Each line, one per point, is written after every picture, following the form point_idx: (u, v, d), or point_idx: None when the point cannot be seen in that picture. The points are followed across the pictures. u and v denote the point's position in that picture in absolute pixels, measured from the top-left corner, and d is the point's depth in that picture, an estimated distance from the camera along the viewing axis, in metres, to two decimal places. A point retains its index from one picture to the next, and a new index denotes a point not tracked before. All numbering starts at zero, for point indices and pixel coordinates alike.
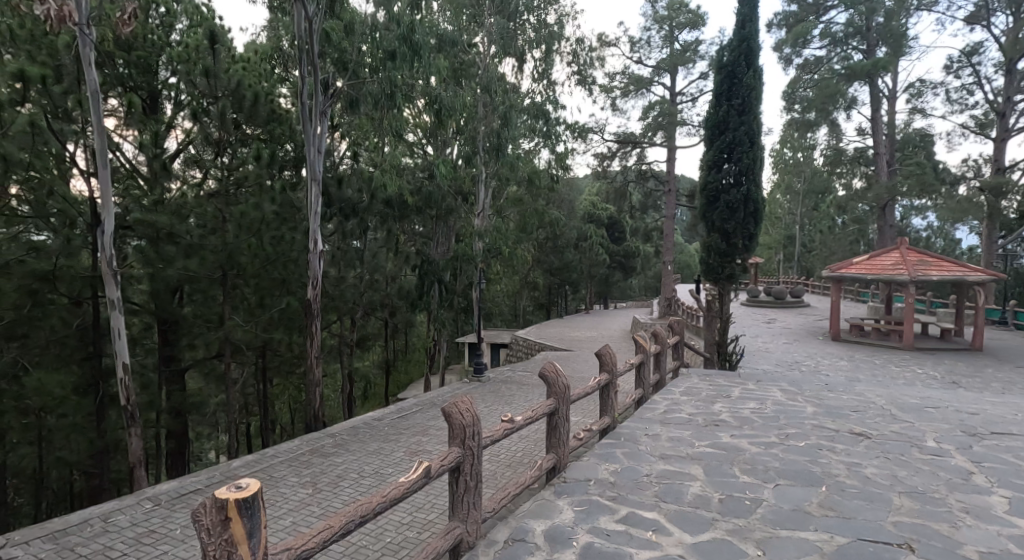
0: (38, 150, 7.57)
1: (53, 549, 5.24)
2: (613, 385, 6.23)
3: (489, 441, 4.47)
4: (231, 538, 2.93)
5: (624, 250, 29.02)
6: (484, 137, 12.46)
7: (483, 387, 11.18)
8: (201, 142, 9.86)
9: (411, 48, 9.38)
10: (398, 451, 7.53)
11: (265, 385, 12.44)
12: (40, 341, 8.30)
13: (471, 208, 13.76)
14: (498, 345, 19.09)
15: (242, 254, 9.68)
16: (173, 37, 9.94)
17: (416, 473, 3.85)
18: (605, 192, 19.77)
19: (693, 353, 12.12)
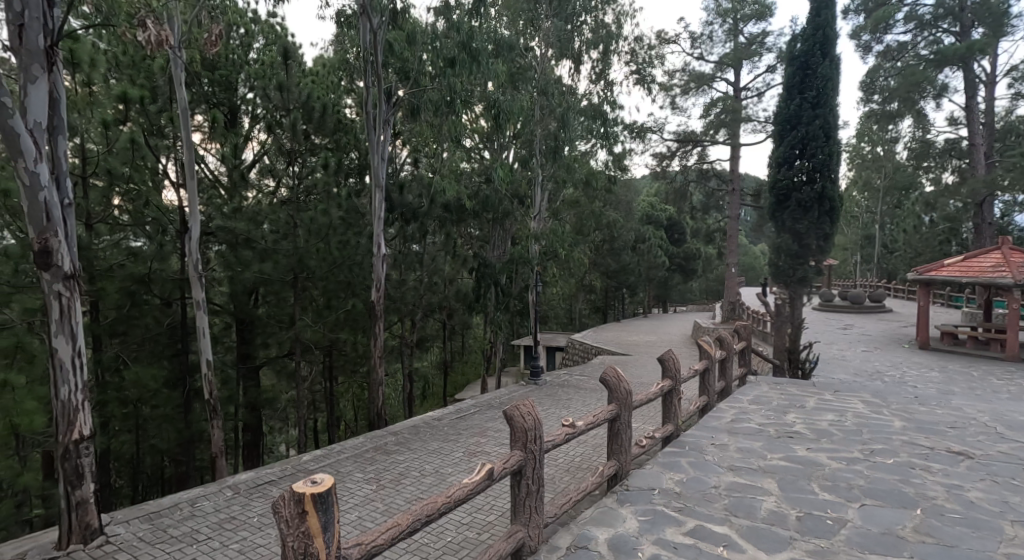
0: (137, 164, 8.15)
1: (148, 528, 5.61)
2: (677, 392, 6.07)
3: (550, 445, 4.47)
4: (308, 531, 3.04)
5: (684, 252, 28.36)
6: (541, 139, 12.35)
7: (541, 390, 11.16)
8: (275, 152, 10.36)
9: (470, 53, 9.44)
10: (457, 452, 7.61)
11: (331, 384, 12.85)
12: (137, 337, 8.95)
13: (527, 210, 13.75)
14: (554, 348, 19.09)
15: (310, 258, 10.07)
16: (250, 55, 10.51)
17: (479, 475, 3.91)
18: (666, 192, 19.37)
19: (762, 360, 11.66)
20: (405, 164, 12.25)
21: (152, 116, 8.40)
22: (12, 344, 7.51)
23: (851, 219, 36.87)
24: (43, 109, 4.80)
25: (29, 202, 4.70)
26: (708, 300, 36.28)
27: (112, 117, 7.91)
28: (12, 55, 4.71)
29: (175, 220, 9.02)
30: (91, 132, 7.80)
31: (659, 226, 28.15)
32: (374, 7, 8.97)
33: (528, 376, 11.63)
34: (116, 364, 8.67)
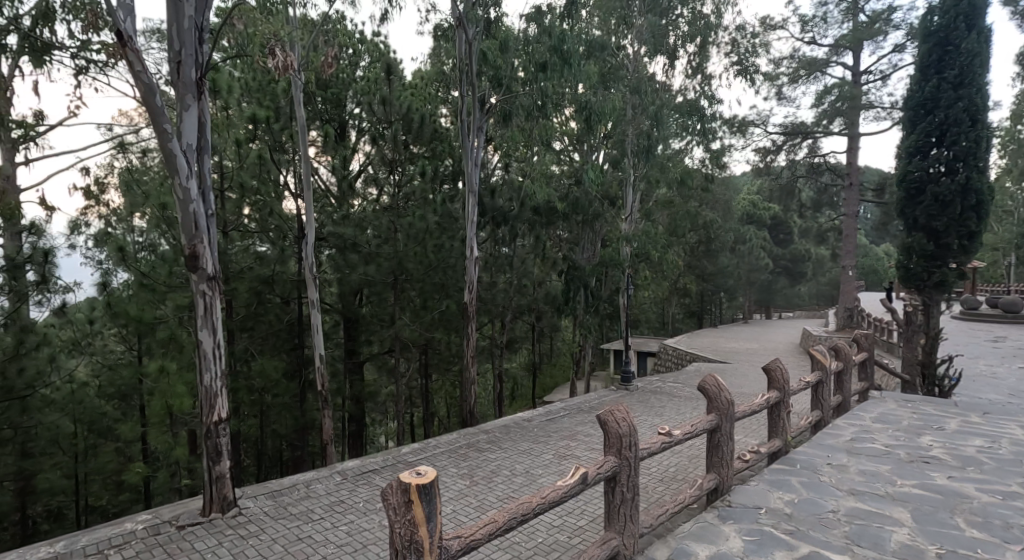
0: (264, 177, 8.98)
1: (272, 505, 6.19)
2: (785, 405, 5.85)
3: (646, 453, 4.48)
4: (413, 520, 3.25)
5: (790, 254, 26.80)
6: (634, 138, 12.33)
7: (631, 396, 11.05)
8: (378, 162, 11.01)
9: (561, 57, 9.39)
10: (547, 453, 7.73)
11: (427, 382, 13.39)
12: (262, 332, 9.92)
13: (619, 211, 13.67)
14: (645, 353, 18.82)
15: (410, 261, 10.54)
16: (358, 72, 11.25)
17: (573, 478, 4.00)
18: (770, 188, 18.42)
19: (890, 376, 10.75)
20: (496, 169, 12.59)
21: (277, 133, 9.25)
22: (166, 335, 8.79)
23: (1001, 215, 32.92)
24: (194, 132, 5.45)
25: (183, 214, 5.36)
26: (818, 304, 33.91)
27: (242, 135, 8.83)
28: (171, 87, 5.40)
29: (294, 227, 9.83)
30: (227, 150, 8.80)
31: (763, 226, 26.81)
32: (468, 18, 9.22)
33: (619, 381, 11.55)
34: (245, 356, 9.66)
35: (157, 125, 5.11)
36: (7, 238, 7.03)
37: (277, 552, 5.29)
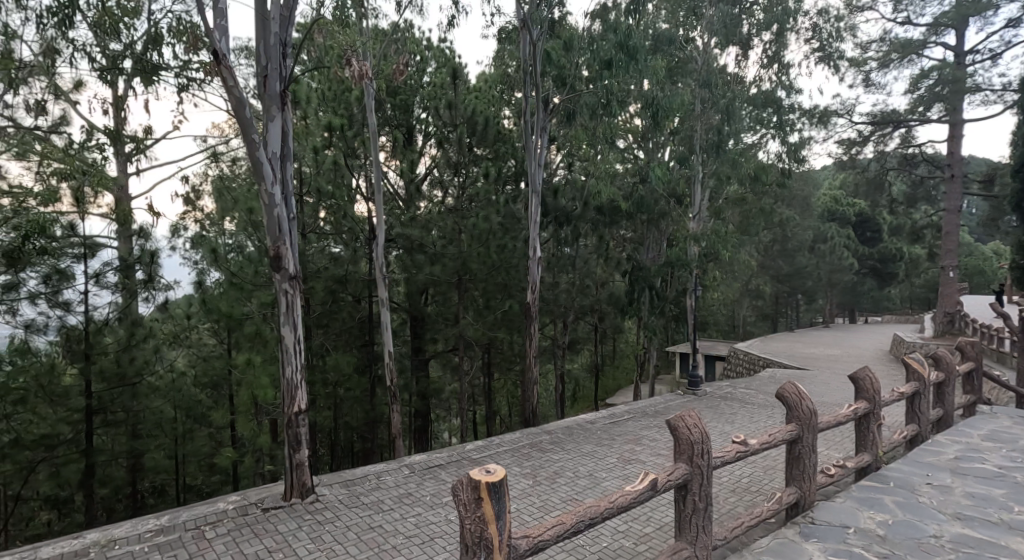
0: (338, 182, 9.61)
1: (345, 493, 6.54)
2: (876, 416, 5.66)
3: (719, 462, 4.45)
4: (483, 517, 3.39)
5: (879, 253, 24.97)
6: (702, 134, 12.12)
7: (699, 402, 10.78)
8: (443, 166, 11.28)
9: (627, 52, 9.28)
10: (611, 456, 7.67)
11: (489, 380, 13.60)
12: (336, 328, 10.51)
13: (685, 209, 13.32)
14: (714, 357, 18.35)
15: (473, 261, 10.73)
16: (425, 78, 11.59)
17: (643, 484, 4.05)
18: (856, 181, 17.36)
19: (1002, 391, 9.95)
20: (559, 168, 12.62)
21: (349, 139, 9.80)
22: (253, 330, 9.27)
23: None
24: (278, 141, 5.83)
25: (268, 218, 5.75)
26: (910, 308, 31.71)
27: (319, 142, 9.35)
28: (259, 100, 5.82)
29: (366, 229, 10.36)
30: (306, 157, 9.38)
31: (845, 224, 25.36)
32: (532, 19, 9.36)
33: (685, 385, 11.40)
34: (321, 351, 10.24)
35: (246, 135, 5.51)
36: (122, 241, 8.21)
37: (351, 539, 5.58)
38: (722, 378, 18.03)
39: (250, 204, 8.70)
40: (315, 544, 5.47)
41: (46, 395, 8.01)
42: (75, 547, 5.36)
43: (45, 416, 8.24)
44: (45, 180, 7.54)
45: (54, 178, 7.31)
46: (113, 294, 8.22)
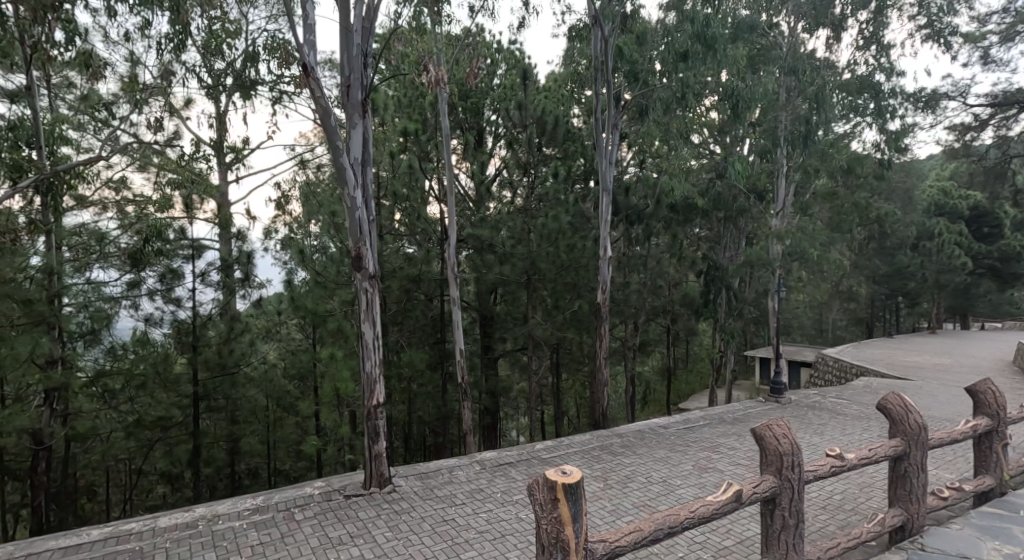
0: (413, 184, 10.20)
1: (420, 485, 6.84)
2: (1000, 433, 5.31)
3: (812, 477, 4.32)
4: (559, 518, 3.46)
5: (998, 250, 20.31)
6: (787, 125, 11.12)
7: (783, 410, 10.02)
8: (513, 167, 11.43)
9: (705, 44, 8.86)
10: (686, 464, 7.19)
11: (558, 380, 13.55)
12: (411, 325, 11.02)
13: (768, 206, 12.59)
14: (799, 362, 17.51)
15: (541, 261, 10.90)
16: (495, 81, 11.75)
17: (727, 495, 4.01)
18: (970, 170, 15.70)
19: None
20: (630, 166, 12.42)
21: (424, 144, 10.22)
22: (336, 327, 9.87)
23: None
24: (359, 147, 6.16)
25: (350, 220, 6.09)
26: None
27: (395, 147, 9.93)
28: (342, 109, 6.18)
29: (438, 229, 10.75)
30: (383, 162, 10.05)
31: (961, 218, 21.23)
32: (603, 15, 9.17)
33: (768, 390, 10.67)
34: (397, 347, 10.81)
35: (330, 142, 5.86)
36: (224, 243, 9.24)
37: (426, 529, 5.80)
38: (807, 385, 17.04)
39: (332, 208, 9.28)
40: (391, 533, 5.71)
41: (162, 381, 8.76)
42: (188, 518, 6.01)
43: (161, 401, 9.06)
44: (163, 189, 8.75)
45: (171, 187, 8.56)
46: (215, 292, 9.30)
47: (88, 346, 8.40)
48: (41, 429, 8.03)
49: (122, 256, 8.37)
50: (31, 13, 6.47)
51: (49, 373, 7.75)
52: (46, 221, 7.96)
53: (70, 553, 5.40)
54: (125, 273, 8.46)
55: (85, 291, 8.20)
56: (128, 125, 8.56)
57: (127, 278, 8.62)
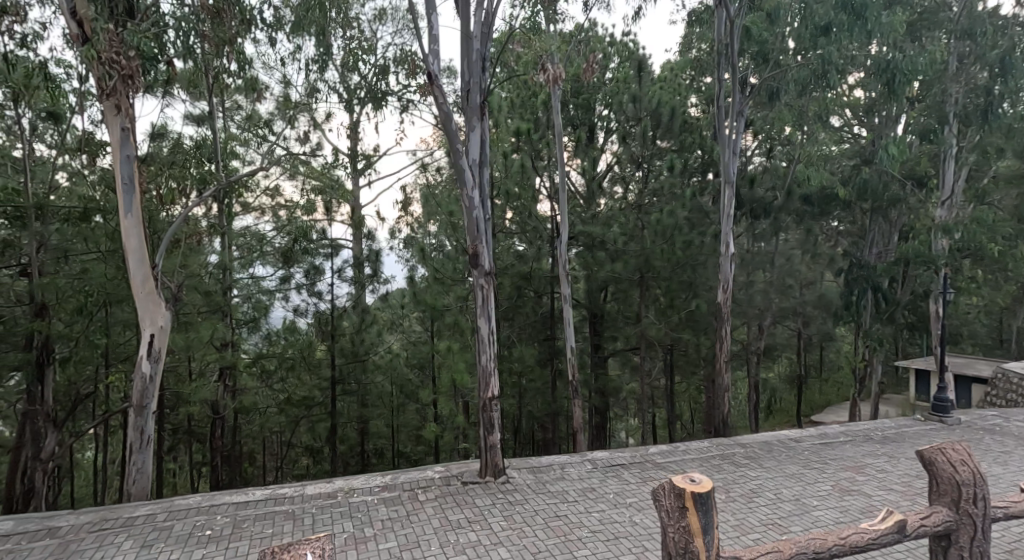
0: (525, 185, 10.32)
1: (533, 479, 6.92)
2: None
3: (1002, 515, 3.73)
4: (688, 528, 3.26)
5: None
6: (958, 98, 9.84)
7: (949, 432, 8.80)
8: (626, 160, 11.15)
9: (853, 13, 8.04)
10: (825, 483, 6.55)
11: (671, 383, 13.03)
12: (522, 322, 11.22)
13: (932, 194, 11.07)
14: (968, 376, 15.38)
15: (656, 259, 10.42)
16: (608, 75, 11.55)
17: (888, 525, 3.56)
18: None
19: None
20: (755, 155, 11.58)
21: (535, 143, 10.35)
22: (452, 320, 10.00)
23: None
24: (475, 148, 6.67)
25: (468, 220, 6.54)
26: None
27: (508, 148, 10.22)
28: (462, 113, 6.70)
29: (549, 228, 10.82)
30: (497, 162, 10.36)
31: None
32: None
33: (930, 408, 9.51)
34: (509, 342, 11.10)
35: (451, 145, 6.33)
36: (356, 242, 9.99)
37: (539, 523, 5.76)
38: (978, 404, 14.91)
39: (450, 208, 9.59)
40: (506, 522, 5.76)
41: (307, 365, 9.82)
42: (329, 489, 6.74)
43: (306, 382, 10.18)
44: (308, 194, 9.64)
45: (314, 192, 9.47)
46: (349, 286, 10.01)
47: (250, 332, 9.61)
48: (218, 401, 9.31)
49: (275, 255, 9.52)
50: (215, 49, 7.44)
51: (223, 353, 8.94)
52: (220, 223, 9.12)
53: (241, 507, 6.36)
54: (278, 269, 9.67)
55: (250, 285, 9.46)
56: (282, 139, 9.58)
57: (280, 273, 9.76)
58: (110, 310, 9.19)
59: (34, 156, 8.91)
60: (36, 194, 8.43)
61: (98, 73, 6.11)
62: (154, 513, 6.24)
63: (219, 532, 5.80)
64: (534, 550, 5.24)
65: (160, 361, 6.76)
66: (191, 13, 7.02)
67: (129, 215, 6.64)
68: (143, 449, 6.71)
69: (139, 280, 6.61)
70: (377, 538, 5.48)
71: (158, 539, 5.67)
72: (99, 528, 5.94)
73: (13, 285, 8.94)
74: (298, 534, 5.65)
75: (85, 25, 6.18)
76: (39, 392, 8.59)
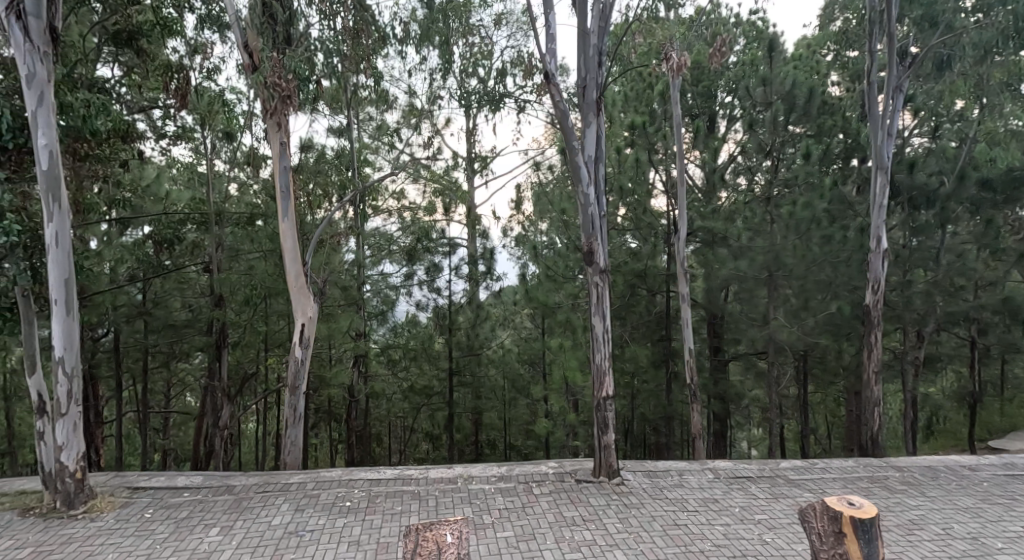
0: (639, 179, 9.78)
1: (649, 484, 6.49)
2: None
3: None
4: (845, 555, 3.17)
5: None
6: None
7: None
8: (754, 151, 10.18)
9: None
10: (1015, 526, 5.44)
11: (805, 393, 11.85)
12: (635, 321, 10.70)
13: None
14: None
15: (787, 256, 9.40)
16: (732, 58, 10.84)
17: None
18: None
19: None
20: (915, 136, 10.18)
21: (651, 136, 9.83)
22: (564, 318, 9.79)
23: None
24: (593, 144, 6.40)
25: (583, 216, 6.31)
26: None
27: (621, 143, 9.88)
28: (578, 111, 6.50)
29: (663, 224, 10.37)
30: (609, 158, 9.98)
31: None
32: None
33: None
34: (621, 341, 10.67)
35: (567, 143, 6.10)
36: (472, 240, 10.04)
37: (656, 529, 5.33)
38: None
39: (562, 206, 9.31)
40: (622, 525, 5.39)
41: (427, 356, 10.32)
42: (449, 475, 6.77)
43: (426, 371, 10.59)
44: (430, 197, 9.90)
45: (434, 195, 9.73)
46: (465, 283, 10.04)
47: (379, 323, 10.08)
48: (354, 386, 10.09)
49: (401, 253, 9.87)
50: (355, 68, 7.78)
51: (357, 341, 9.56)
52: (357, 225, 9.59)
53: (375, 483, 6.55)
54: (403, 266, 9.90)
55: (379, 281, 9.99)
56: (407, 145, 10.07)
57: (405, 270, 9.98)
58: (269, 302, 10.09)
59: (213, 169, 10.07)
60: (214, 202, 9.48)
61: (264, 96, 6.84)
62: (306, 482, 6.65)
63: (356, 504, 5.98)
64: (652, 557, 4.81)
65: (309, 347, 7.20)
66: (334, 35, 7.36)
67: (286, 220, 7.23)
68: (296, 424, 7.20)
69: (293, 275, 7.15)
70: (494, 527, 5.35)
71: (308, 504, 5.97)
72: (263, 489, 6.44)
73: (198, 280, 10.14)
74: (424, 514, 5.66)
75: (255, 55, 7.01)
76: (219, 369, 9.83)
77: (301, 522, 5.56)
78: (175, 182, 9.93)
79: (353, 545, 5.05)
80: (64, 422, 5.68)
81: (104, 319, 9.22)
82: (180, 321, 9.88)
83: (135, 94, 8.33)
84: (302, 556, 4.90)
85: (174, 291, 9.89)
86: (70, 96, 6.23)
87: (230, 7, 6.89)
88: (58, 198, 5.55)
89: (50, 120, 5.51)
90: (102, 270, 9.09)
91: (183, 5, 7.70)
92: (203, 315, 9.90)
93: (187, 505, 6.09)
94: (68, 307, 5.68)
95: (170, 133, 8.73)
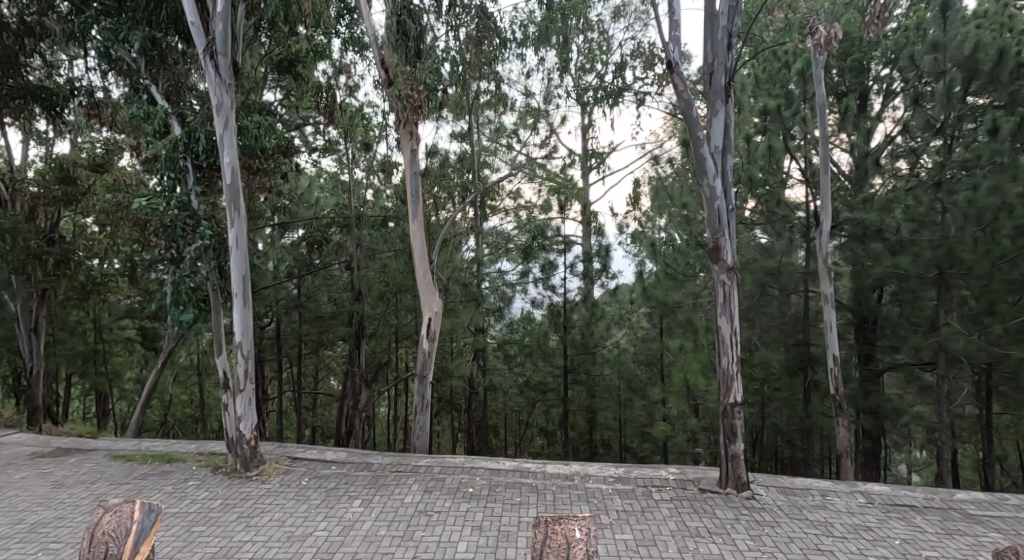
0: (772, 167, 8.72)
1: (786, 502, 5.61)
2: None
3: None
4: None
5: None
6: None
7: None
8: (920, 129, 8.70)
9: None
10: None
11: (986, 413, 10.00)
12: (764, 324, 9.63)
13: None
14: None
15: (964, 249, 7.96)
16: (892, 25, 9.38)
17: None
18: None
19: None
20: None
21: (787, 120, 8.67)
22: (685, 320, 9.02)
23: None
24: (720, 135, 5.63)
25: (709, 211, 5.61)
26: None
27: (751, 130, 8.89)
28: (703, 97, 5.76)
29: (801, 217, 9.32)
30: (738, 147, 8.99)
31: None
32: None
33: None
34: (750, 345, 9.66)
35: (692, 135, 5.43)
36: (587, 239, 9.53)
37: (795, 551, 4.52)
38: None
39: (684, 200, 8.61)
40: (755, 542, 4.65)
41: (544, 354, 10.02)
42: (566, 471, 6.36)
43: (542, 367, 10.31)
44: (545, 195, 9.49)
45: (550, 193, 9.34)
46: (579, 281, 9.57)
47: (496, 318, 9.99)
48: (474, 379, 10.05)
49: (517, 251, 9.58)
50: (473, 72, 7.58)
51: (477, 337, 9.55)
52: (476, 225, 9.42)
53: (495, 472, 6.27)
54: (519, 264, 9.63)
55: (496, 278, 9.81)
56: (524, 146, 9.76)
57: (521, 267, 9.71)
58: (399, 298, 10.14)
59: (353, 177, 10.44)
60: (355, 207, 9.75)
61: (397, 108, 6.73)
62: (433, 466, 6.52)
63: (478, 491, 5.71)
64: None
65: (435, 341, 7.06)
66: (459, 44, 7.23)
67: (414, 220, 7.18)
68: (423, 412, 7.07)
69: (420, 273, 7.07)
70: (613, 528, 4.84)
71: (435, 487, 5.80)
72: (395, 470, 6.38)
73: (342, 277, 10.59)
74: (542, 507, 5.26)
75: (390, 71, 6.93)
76: (357, 357, 10.24)
77: (430, 502, 5.38)
78: (323, 190, 10.47)
79: (476, 530, 4.74)
80: (243, 398, 5.99)
81: (269, 311, 10.05)
82: (327, 313, 10.44)
83: (292, 113, 8.92)
84: (431, 535, 4.68)
85: (322, 287, 10.47)
86: (246, 117, 6.58)
87: (369, 28, 6.95)
88: (239, 207, 5.86)
89: (235, 142, 5.85)
90: (267, 266, 9.75)
91: (331, 31, 8.04)
92: (344, 308, 10.30)
93: (335, 476, 6.17)
94: (246, 300, 5.99)
95: (319, 146, 9.11)
